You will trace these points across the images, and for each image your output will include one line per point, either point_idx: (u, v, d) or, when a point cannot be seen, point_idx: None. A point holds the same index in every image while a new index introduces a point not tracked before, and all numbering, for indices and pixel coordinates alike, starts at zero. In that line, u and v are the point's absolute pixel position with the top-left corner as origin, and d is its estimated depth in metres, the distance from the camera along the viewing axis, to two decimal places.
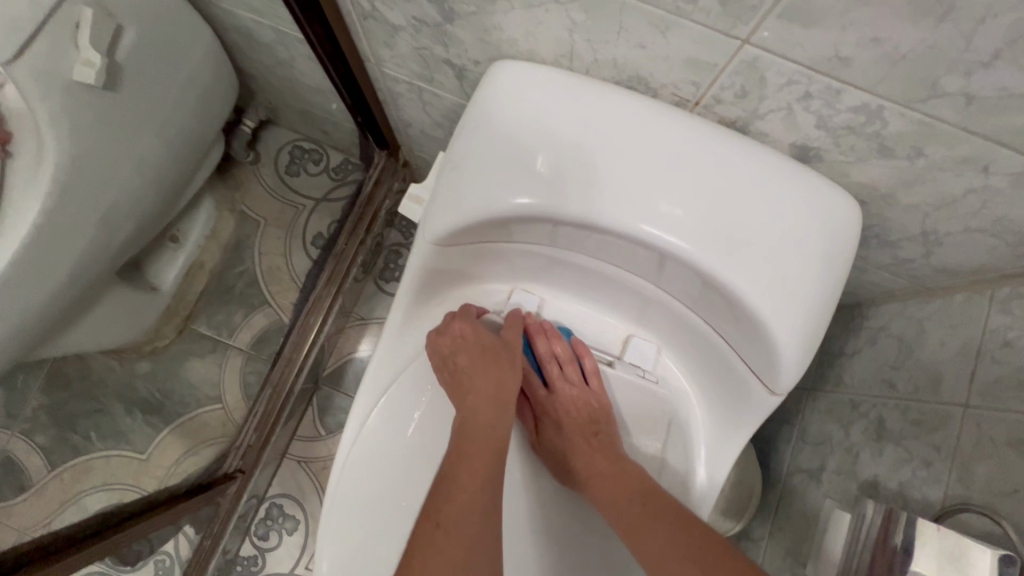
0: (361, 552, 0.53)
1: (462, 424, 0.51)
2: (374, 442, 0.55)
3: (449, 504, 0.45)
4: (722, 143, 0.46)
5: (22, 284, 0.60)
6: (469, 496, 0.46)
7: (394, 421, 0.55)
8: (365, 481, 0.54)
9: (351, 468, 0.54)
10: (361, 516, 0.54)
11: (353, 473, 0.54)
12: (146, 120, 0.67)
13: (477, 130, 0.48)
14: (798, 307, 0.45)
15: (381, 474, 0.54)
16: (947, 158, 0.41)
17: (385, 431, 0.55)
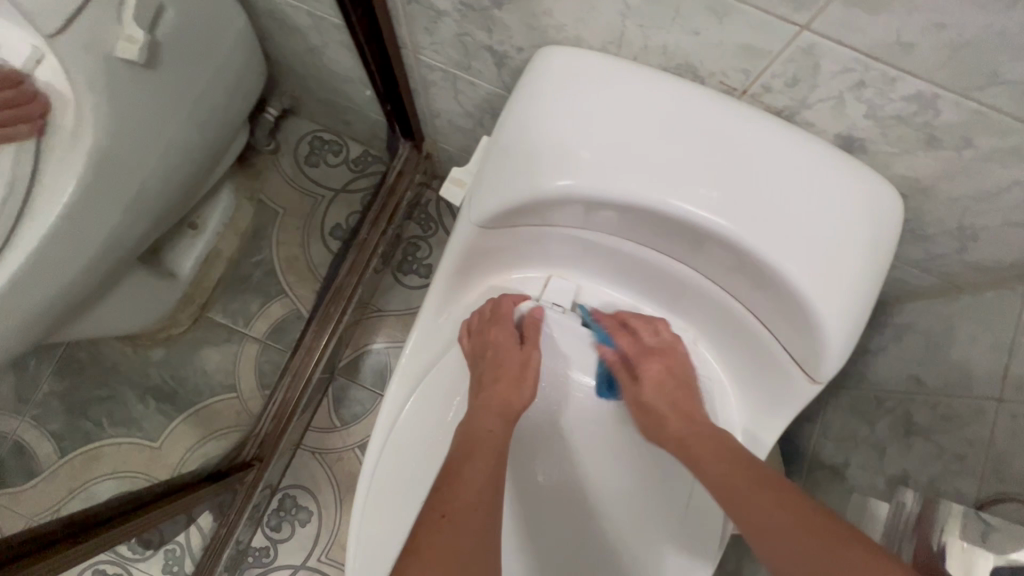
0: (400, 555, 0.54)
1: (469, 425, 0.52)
2: (405, 436, 0.56)
3: (452, 497, 0.46)
4: (774, 129, 0.46)
5: (56, 260, 0.60)
6: (472, 491, 0.46)
7: (428, 422, 0.56)
8: (398, 485, 0.55)
9: (387, 458, 0.55)
10: (396, 518, 0.55)
11: (389, 463, 0.55)
12: (177, 99, 0.67)
13: (525, 114, 0.48)
14: (845, 295, 0.45)
15: (416, 474, 0.55)
16: (996, 148, 0.41)
17: (420, 432, 0.56)
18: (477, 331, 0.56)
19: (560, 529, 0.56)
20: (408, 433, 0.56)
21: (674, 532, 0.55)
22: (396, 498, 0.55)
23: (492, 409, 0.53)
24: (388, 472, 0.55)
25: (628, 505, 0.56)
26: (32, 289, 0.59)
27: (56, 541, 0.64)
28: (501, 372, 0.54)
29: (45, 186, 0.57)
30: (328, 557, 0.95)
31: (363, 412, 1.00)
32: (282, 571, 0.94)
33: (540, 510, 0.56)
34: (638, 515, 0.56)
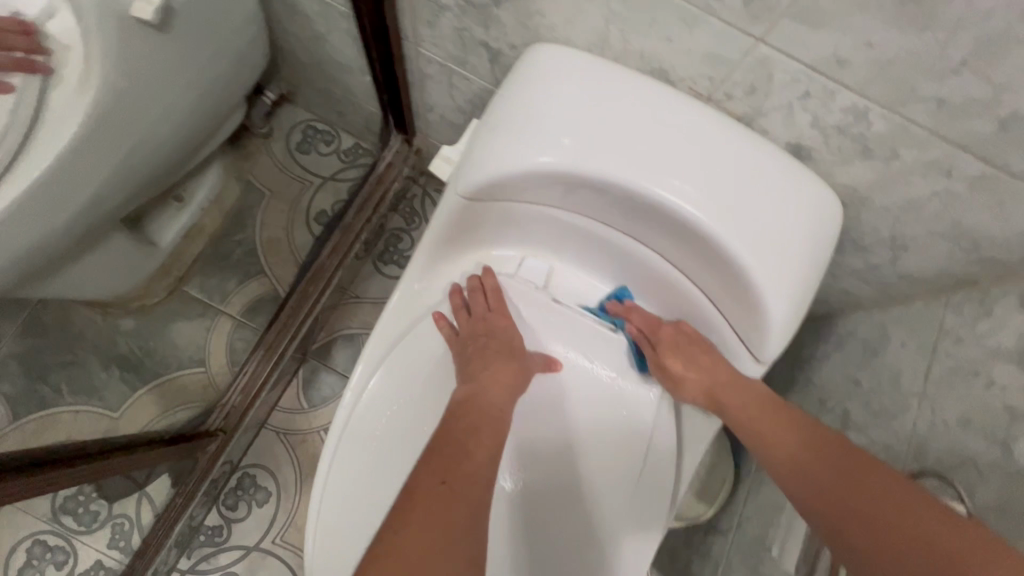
0: (364, 514, 0.56)
1: (472, 398, 0.55)
2: (373, 404, 0.58)
3: (458, 471, 0.49)
4: (734, 130, 0.51)
5: (43, 205, 0.61)
6: (474, 465, 0.50)
7: (401, 392, 0.58)
8: (370, 447, 0.57)
9: (355, 424, 0.58)
10: (361, 484, 0.57)
11: (357, 429, 0.57)
12: (182, 66, 0.70)
13: (514, 99, 0.53)
14: (789, 281, 0.50)
15: (384, 443, 0.57)
16: (918, 160, 0.48)
17: (392, 402, 0.58)
18: (463, 324, 0.59)
19: (533, 519, 0.58)
20: (380, 397, 0.58)
21: (623, 517, 0.58)
22: (367, 464, 0.57)
23: (500, 387, 0.56)
24: (360, 432, 0.57)
25: (586, 482, 0.58)
26: (17, 230, 0.60)
27: (23, 468, 0.64)
28: (500, 348, 0.58)
29: (46, 130, 0.59)
30: (283, 540, 0.94)
31: (332, 396, 1.00)
32: (234, 551, 0.93)
33: (522, 502, 0.58)
34: (593, 492, 0.58)
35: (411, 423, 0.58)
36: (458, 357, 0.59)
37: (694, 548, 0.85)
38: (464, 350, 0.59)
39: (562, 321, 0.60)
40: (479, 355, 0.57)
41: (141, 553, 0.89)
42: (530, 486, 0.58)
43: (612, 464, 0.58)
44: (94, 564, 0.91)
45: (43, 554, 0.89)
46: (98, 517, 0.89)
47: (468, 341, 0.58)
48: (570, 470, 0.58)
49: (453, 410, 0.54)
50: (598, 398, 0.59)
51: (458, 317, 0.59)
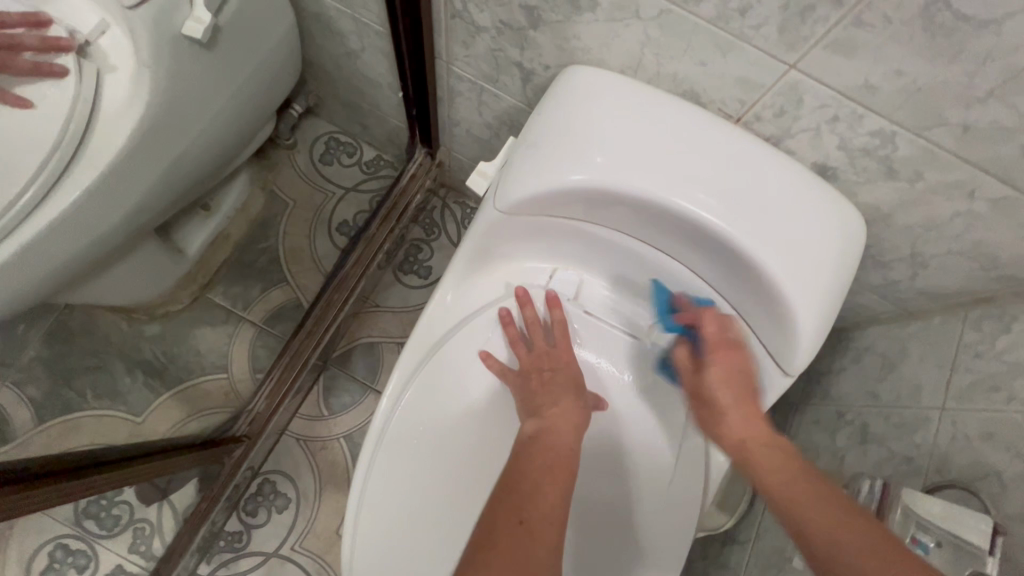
0: (436, 539, 0.58)
1: (545, 435, 0.56)
2: (407, 413, 0.59)
3: (532, 508, 0.50)
4: (762, 152, 0.53)
5: (88, 213, 0.63)
6: (553, 500, 0.51)
7: (437, 398, 0.60)
8: (406, 453, 0.59)
9: (389, 431, 0.59)
10: (399, 490, 0.58)
11: (392, 436, 0.59)
12: (224, 80, 0.73)
13: (550, 118, 0.55)
14: (817, 296, 0.52)
15: (421, 450, 0.59)
16: (941, 182, 0.50)
17: (428, 411, 0.60)
18: (523, 355, 0.62)
19: (598, 544, 0.60)
20: (415, 406, 0.59)
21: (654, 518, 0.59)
22: (402, 468, 0.59)
23: (568, 423, 0.58)
24: (423, 460, 0.59)
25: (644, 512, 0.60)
26: (66, 238, 0.63)
27: (45, 476, 0.64)
28: (566, 381, 0.61)
29: (95, 144, 0.61)
30: (302, 547, 0.94)
31: (352, 403, 1.01)
32: (253, 558, 0.94)
33: (587, 526, 0.60)
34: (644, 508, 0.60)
35: (460, 437, 0.60)
36: (521, 391, 0.61)
37: (712, 559, 0.86)
38: (527, 384, 0.61)
39: (610, 352, 0.63)
40: (543, 388, 0.60)
41: (163, 559, 0.89)
42: (597, 515, 0.60)
43: (668, 495, 0.60)
44: (115, 568, 0.92)
45: (65, 559, 0.90)
46: (120, 521, 0.90)
47: (530, 376, 0.61)
48: (631, 496, 0.60)
49: (526, 446, 0.56)
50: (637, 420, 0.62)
51: (517, 350, 0.62)
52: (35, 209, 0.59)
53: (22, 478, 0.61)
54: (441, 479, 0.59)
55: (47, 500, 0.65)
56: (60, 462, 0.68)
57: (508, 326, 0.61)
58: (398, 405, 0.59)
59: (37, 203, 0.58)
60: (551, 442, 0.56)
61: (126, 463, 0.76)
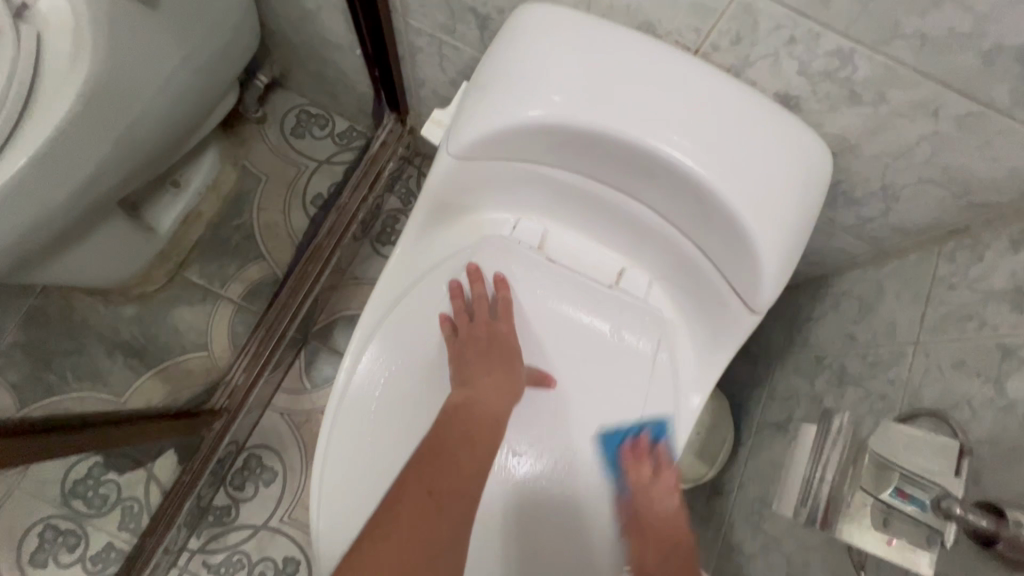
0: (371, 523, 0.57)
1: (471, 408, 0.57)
2: (372, 370, 0.59)
3: (440, 489, 0.54)
4: (724, 81, 0.51)
5: (41, 183, 0.62)
6: (462, 480, 0.55)
7: (401, 354, 0.59)
8: (370, 413, 0.58)
9: (354, 389, 0.59)
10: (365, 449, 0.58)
11: (358, 393, 0.59)
12: (173, 44, 0.71)
13: (501, 57, 0.53)
14: (780, 229, 0.50)
15: (386, 409, 0.58)
16: (905, 102, 0.48)
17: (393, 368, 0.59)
18: (463, 327, 0.59)
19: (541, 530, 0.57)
20: (380, 363, 0.59)
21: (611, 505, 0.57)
22: (368, 425, 0.58)
23: (497, 395, 0.58)
24: (365, 432, 0.58)
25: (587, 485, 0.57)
26: (20, 209, 0.62)
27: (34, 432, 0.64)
28: (501, 353, 0.59)
29: (40, 109, 0.60)
30: (290, 519, 0.95)
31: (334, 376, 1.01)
32: (243, 531, 0.94)
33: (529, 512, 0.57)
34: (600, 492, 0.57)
35: (415, 394, 0.59)
36: (455, 360, 0.59)
37: (700, 512, 0.87)
38: (462, 352, 0.59)
39: (563, 325, 0.60)
40: (477, 358, 0.59)
41: (149, 529, 0.89)
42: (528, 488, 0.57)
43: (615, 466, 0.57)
44: (105, 546, 0.91)
45: (56, 538, 0.90)
46: (109, 500, 0.91)
47: (465, 346, 0.59)
48: (569, 470, 0.57)
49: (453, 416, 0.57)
50: (610, 389, 0.58)
51: (459, 317, 0.59)
52: None
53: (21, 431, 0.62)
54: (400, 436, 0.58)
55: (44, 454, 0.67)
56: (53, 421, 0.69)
57: (456, 294, 0.59)
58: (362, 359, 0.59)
59: None
60: (477, 420, 0.56)
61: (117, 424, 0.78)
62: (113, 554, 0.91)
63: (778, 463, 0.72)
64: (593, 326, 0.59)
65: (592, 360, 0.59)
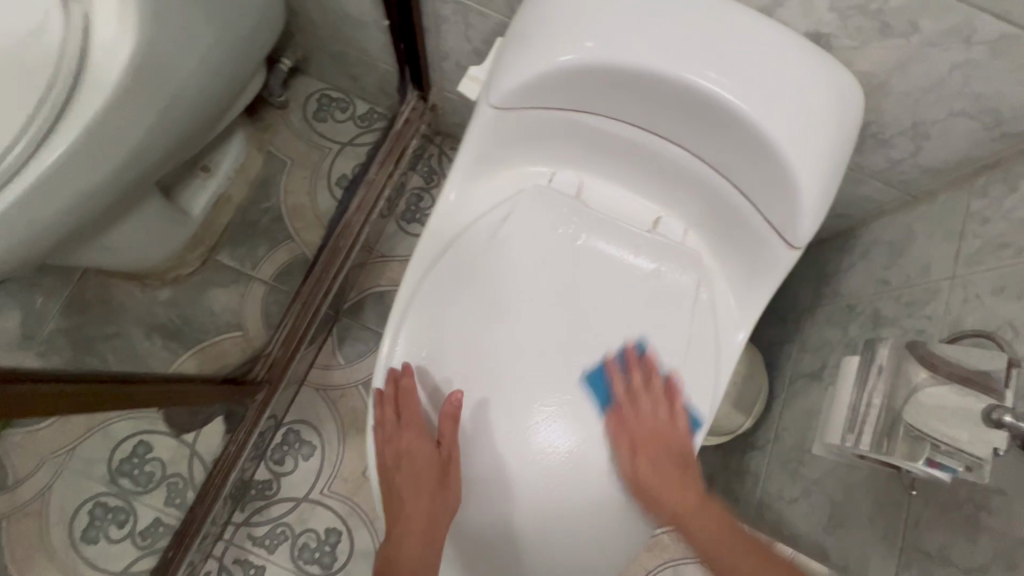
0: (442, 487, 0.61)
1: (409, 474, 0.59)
2: (420, 318, 0.61)
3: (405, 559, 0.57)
4: (759, 17, 0.52)
5: (88, 158, 0.65)
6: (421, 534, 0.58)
7: (446, 304, 0.61)
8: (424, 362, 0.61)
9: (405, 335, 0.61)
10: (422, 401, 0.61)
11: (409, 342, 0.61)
12: (207, 22, 0.73)
13: (539, 5, 0.54)
14: (819, 159, 0.51)
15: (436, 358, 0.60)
16: (937, 31, 0.49)
17: (439, 318, 0.61)
18: (390, 419, 0.60)
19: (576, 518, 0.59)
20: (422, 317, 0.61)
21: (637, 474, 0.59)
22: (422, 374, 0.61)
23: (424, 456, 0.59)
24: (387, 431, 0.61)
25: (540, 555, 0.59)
26: (70, 183, 0.65)
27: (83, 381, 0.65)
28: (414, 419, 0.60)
29: (89, 83, 0.62)
30: (331, 491, 0.97)
31: (366, 351, 1.03)
32: (286, 503, 0.96)
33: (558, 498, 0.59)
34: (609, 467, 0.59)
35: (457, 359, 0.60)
36: (387, 442, 0.61)
37: (735, 468, 0.88)
38: (387, 436, 0.61)
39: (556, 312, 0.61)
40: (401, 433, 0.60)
41: (198, 499, 0.91)
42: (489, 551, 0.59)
43: (567, 536, 0.59)
44: (152, 521, 0.93)
45: (105, 515, 0.93)
46: (154, 478, 0.94)
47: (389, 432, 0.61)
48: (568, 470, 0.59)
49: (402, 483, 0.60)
50: (606, 371, 0.60)
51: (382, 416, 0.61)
52: (36, 152, 0.60)
53: (69, 378, 0.63)
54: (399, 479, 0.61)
55: (94, 405, 0.67)
56: (99, 375, 0.70)
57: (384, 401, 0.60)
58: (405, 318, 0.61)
59: (35, 150, 0.60)
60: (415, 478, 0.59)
61: (159, 381, 0.79)
62: (160, 529, 0.93)
63: (814, 409, 0.73)
64: (600, 298, 0.61)
65: (587, 341, 0.61)
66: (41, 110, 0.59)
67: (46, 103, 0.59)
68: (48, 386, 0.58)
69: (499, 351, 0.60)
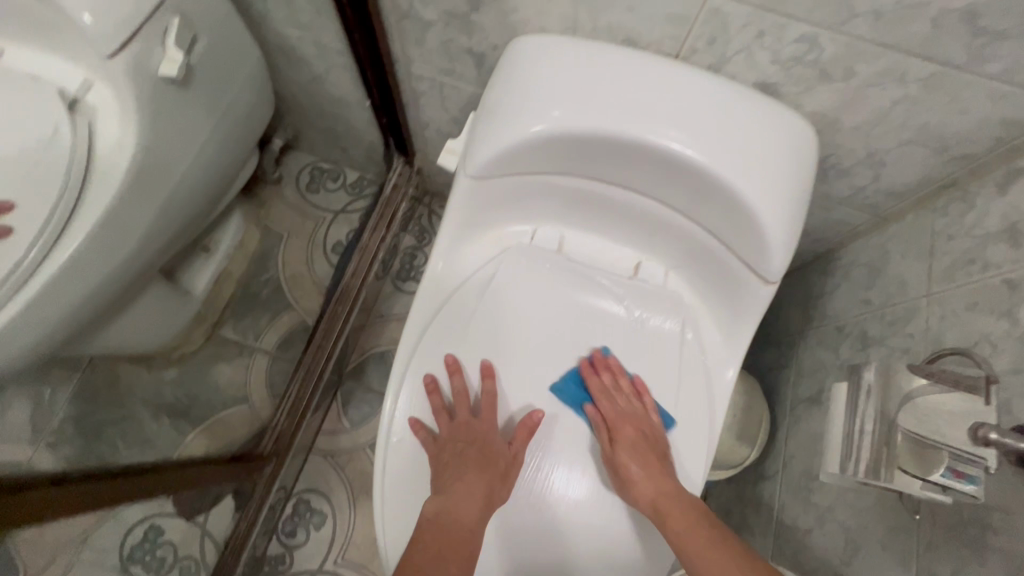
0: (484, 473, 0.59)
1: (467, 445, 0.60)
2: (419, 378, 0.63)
3: (462, 515, 0.56)
4: (706, 77, 0.56)
5: (93, 258, 0.68)
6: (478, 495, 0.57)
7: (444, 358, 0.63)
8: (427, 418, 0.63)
9: (410, 386, 0.63)
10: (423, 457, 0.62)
11: (414, 393, 0.63)
12: (204, 118, 0.78)
13: (505, 83, 0.59)
14: (780, 194, 0.54)
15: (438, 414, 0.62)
16: (873, 73, 0.53)
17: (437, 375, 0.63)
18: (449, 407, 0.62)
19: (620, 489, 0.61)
20: (423, 377, 0.63)
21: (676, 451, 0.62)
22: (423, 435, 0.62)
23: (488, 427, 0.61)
24: (404, 474, 0.62)
25: (560, 534, 0.60)
26: (76, 282, 0.68)
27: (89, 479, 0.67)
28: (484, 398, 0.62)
29: (95, 185, 0.67)
30: (344, 559, 0.96)
31: (372, 413, 1.04)
32: None
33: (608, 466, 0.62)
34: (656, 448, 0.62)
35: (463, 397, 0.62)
36: (446, 424, 0.61)
37: (749, 498, 0.87)
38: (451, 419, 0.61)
39: (559, 344, 0.64)
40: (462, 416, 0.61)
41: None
42: (517, 528, 0.60)
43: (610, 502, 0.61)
44: None
45: None
46: (166, 562, 0.89)
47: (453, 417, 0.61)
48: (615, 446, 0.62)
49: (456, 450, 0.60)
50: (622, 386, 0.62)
51: (439, 402, 0.62)
52: (46, 257, 0.64)
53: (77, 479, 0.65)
54: (461, 445, 0.60)
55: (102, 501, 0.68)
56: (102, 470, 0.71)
57: (436, 390, 0.62)
58: (404, 383, 0.63)
59: (46, 255, 0.64)
60: (475, 447, 0.60)
61: (167, 468, 0.81)
62: None
63: (817, 434, 0.73)
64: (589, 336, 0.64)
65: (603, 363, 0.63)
66: (51, 216, 0.63)
67: (55, 207, 0.63)
68: (51, 492, 0.59)
69: (544, 374, 0.63)
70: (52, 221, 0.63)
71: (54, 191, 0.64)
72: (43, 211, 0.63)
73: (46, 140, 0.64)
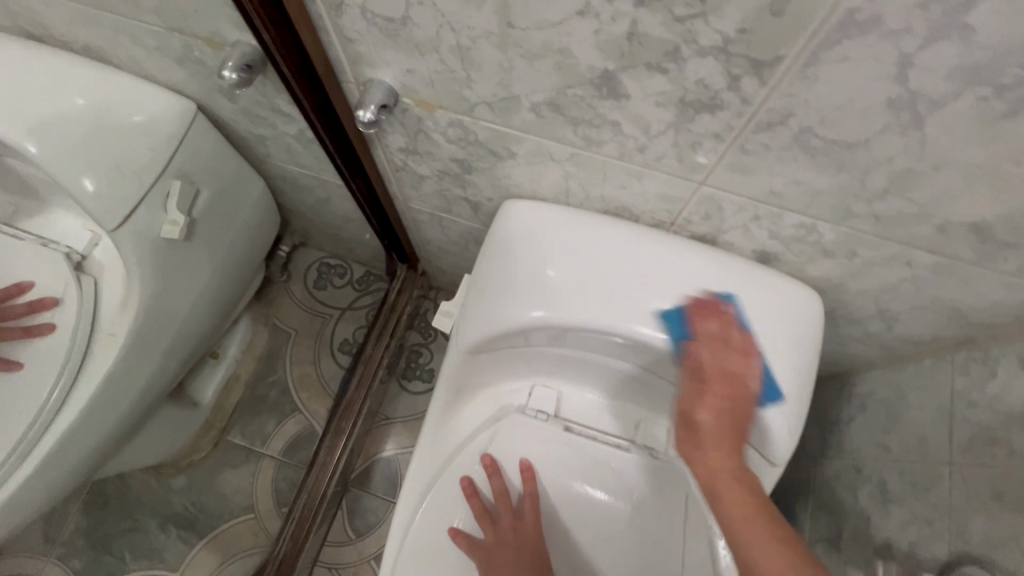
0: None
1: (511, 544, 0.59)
2: (415, 548, 0.60)
3: None
4: (701, 254, 0.55)
5: (99, 411, 0.69)
6: None
7: (441, 522, 0.61)
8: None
9: (408, 549, 0.60)
10: None
11: (410, 555, 0.60)
12: (207, 257, 0.79)
13: (497, 256, 0.57)
14: (778, 382, 0.52)
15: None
16: (877, 257, 0.51)
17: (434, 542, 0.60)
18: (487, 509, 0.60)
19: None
20: (429, 538, 0.61)
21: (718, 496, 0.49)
22: None
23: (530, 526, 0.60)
24: None
25: None
26: (81, 439, 0.69)
27: None
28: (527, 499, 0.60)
29: (106, 328, 0.69)
30: None
31: (377, 521, 1.03)
32: None
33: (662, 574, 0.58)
34: None
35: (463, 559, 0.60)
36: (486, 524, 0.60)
37: None
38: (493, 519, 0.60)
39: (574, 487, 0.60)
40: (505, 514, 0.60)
41: None
42: None
43: None
44: None
45: None
46: None
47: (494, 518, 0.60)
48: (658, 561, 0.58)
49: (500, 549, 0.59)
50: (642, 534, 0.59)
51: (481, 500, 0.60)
52: (68, 396, 0.66)
53: None
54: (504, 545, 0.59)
55: None
56: None
57: (474, 492, 0.60)
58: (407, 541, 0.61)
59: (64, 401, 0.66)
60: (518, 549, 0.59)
61: None
62: None
63: None
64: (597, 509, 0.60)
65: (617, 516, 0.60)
66: (65, 367, 0.65)
67: (71, 355, 0.66)
68: None
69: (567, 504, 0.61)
70: (68, 368, 0.66)
71: (65, 342, 0.66)
72: (54, 364, 0.65)
73: (52, 296, 0.67)
